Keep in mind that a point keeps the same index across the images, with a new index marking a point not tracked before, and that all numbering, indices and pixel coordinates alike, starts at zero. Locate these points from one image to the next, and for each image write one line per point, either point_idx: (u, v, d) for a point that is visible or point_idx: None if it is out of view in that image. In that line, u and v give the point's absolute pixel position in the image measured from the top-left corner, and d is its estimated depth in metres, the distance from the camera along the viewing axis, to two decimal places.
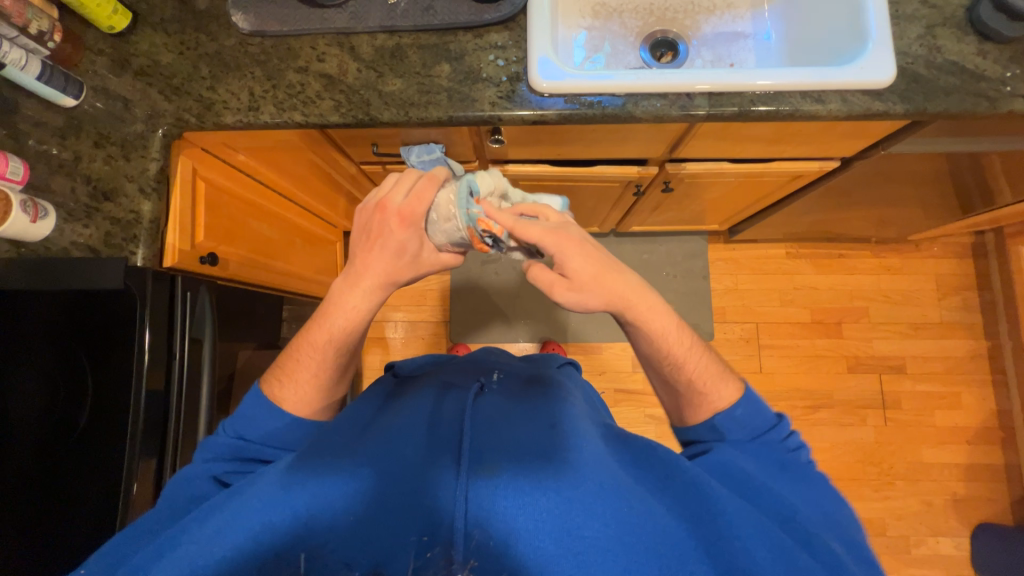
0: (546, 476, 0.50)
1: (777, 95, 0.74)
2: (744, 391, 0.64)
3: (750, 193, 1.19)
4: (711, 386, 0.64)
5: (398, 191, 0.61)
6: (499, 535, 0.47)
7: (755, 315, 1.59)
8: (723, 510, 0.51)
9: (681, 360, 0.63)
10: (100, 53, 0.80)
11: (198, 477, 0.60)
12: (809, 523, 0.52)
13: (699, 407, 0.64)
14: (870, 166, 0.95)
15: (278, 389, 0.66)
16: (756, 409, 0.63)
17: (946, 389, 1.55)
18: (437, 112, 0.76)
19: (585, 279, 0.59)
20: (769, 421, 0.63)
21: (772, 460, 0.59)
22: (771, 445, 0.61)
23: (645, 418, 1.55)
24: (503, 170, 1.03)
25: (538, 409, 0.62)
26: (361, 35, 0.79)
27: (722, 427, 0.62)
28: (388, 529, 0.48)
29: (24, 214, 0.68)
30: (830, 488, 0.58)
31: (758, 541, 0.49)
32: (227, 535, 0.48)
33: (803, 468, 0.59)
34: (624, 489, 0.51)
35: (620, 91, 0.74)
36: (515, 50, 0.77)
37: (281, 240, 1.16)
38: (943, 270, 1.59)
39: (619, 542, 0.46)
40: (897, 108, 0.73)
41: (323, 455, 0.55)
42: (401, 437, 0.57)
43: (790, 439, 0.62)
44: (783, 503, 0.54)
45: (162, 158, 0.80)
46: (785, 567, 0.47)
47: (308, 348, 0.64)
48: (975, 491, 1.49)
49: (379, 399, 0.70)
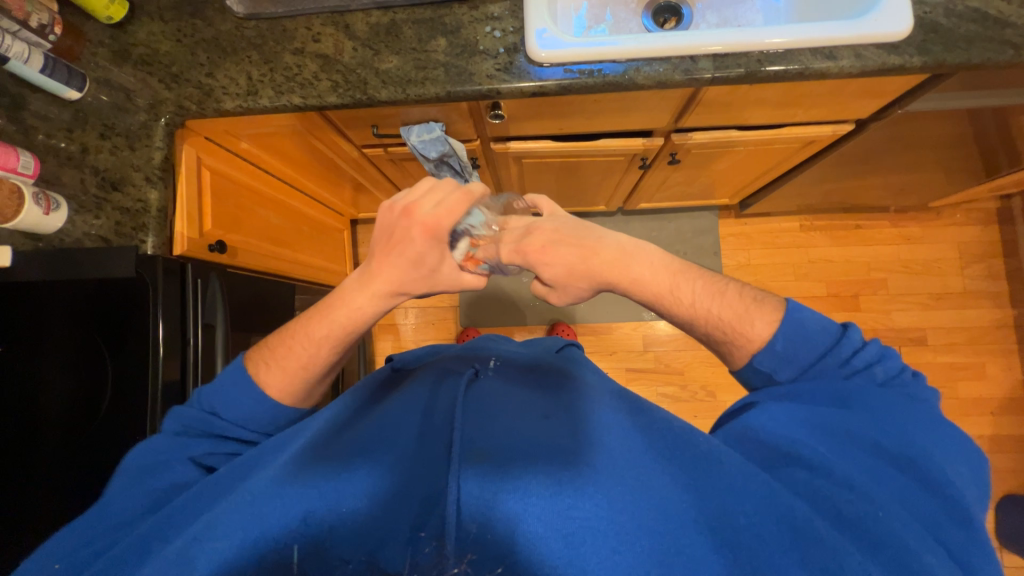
0: (540, 460, 0.51)
1: (786, 54, 0.71)
2: (778, 321, 0.58)
3: (761, 163, 1.15)
4: (737, 329, 0.59)
5: (427, 204, 0.58)
6: (492, 524, 0.47)
7: (768, 290, 1.56)
8: (731, 484, 0.49)
9: (692, 319, 0.61)
10: (100, 45, 0.80)
11: (177, 458, 0.61)
12: (850, 479, 0.48)
13: (736, 353, 0.60)
14: (887, 127, 0.91)
15: (264, 372, 0.66)
16: (802, 336, 0.57)
17: (969, 360, 1.50)
18: (435, 88, 0.75)
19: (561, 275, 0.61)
20: (833, 337, 0.57)
21: (828, 397, 0.54)
22: (823, 377, 0.56)
23: (657, 397, 1.54)
24: (505, 148, 1.01)
25: (530, 397, 0.62)
26: (355, 13, 0.78)
27: (772, 368, 0.58)
28: (384, 520, 0.49)
29: (37, 207, 0.70)
30: (913, 414, 0.52)
31: (766, 513, 0.47)
32: (222, 529, 0.48)
33: (863, 393, 0.54)
34: (620, 466, 0.50)
35: (621, 57, 0.72)
36: (511, 20, 0.76)
37: (290, 227, 1.17)
38: (965, 238, 1.53)
39: (612, 524, 0.46)
40: (914, 61, 0.70)
41: (321, 448, 0.56)
42: (394, 430, 0.58)
43: (855, 358, 0.56)
44: (822, 458, 0.50)
45: (165, 146, 0.81)
46: (796, 534, 0.45)
47: (302, 338, 0.64)
48: (1000, 463, 1.46)
49: (371, 390, 0.70)
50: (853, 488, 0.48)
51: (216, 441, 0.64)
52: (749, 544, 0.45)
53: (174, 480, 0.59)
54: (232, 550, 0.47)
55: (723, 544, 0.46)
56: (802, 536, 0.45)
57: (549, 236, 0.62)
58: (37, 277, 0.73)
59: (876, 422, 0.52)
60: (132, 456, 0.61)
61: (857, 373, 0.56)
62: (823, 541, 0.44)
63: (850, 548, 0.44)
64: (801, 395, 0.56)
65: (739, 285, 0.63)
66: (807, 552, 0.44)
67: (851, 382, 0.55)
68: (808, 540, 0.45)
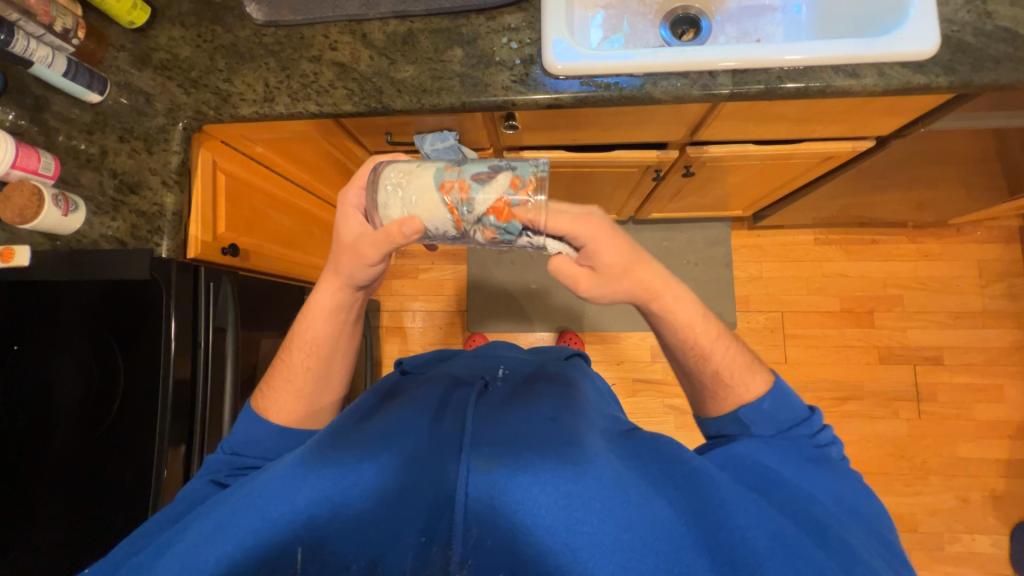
0: (547, 468, 0.50)
1: (806, 71, 0.70)
2: (771, 386, 0.62)
3: (776, 176, 1.14)
4: (738, 378, 0.62)
5: (397, 164, 0.58)
6: (497, 531, 0.48)
7: (781, 304, 1.54)
8: (723, 500, 0.50)
9: (709, 351, 0.62)
10: (122, 49, 0.82)
11: (199, 482, 0.62)
12: (827, 513, 0.51)
13: (723, 400, 0.63)
14: (907, 145, 0.90)
15: (263, 398, 0.69)
16: (785, 401, 0.61)
17: (986, 381, 1.47)
18: (450, 98, 0.74)
19: (612, 272, 0.55)
20: (800, 415, 0.60)
21: (802, 451, 0.57)
22: (798, 441, 0.58)
23: (664, 409, 1.53)
24: (518, 157, 1.01)
25: (539, 402, 0.61)
26: (373, 22, 0.78)
27: (750, 420, 0.60)
28: (389, 526, 0.49)
29: (56, 208, 0.71)
30: (862, 482, 0.57)
31: (761, 529, 0.48)
32: (230, 532, 0.49)
33: (830, 459, 0.57)
34: (625, 481, 0.50)
35: (639, 71, 0.71)
36: (529, 32, 0.75)
37: (303, 230, 1.18)
38: (986, 256, 1.50)
39: (614, 539, 0.46)
40: (940, 81, 0.68)
41: (328, 446, 0.55)
42: (401, 428, 0.57)
43: (820, 435, 0.60)
44: (800, 494, 0.52)
45: (183, 150, 0.80)
46: (788, 557, 0.46)
47: (288, 354, 0.69)
48: (1017, 488, 1.42)
49: (381, 393, 0.70)
50: (830, 521, 0.50)
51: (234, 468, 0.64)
52: (747, 561, 0.46)
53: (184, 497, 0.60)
54: (241, 547, 0.48)
55: (725, 564, 0.46)
56: (795, 553, 0.46)
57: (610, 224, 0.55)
58: (51, 275, 0.75)
59: (839, 479, 0.55)
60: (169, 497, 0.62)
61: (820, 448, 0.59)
62: (811, 563, 0.46)
63: (835, 568, 0.46)
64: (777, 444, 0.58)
65: (744, 346, 0.66)
66: (798, 566, 0.45)
67: (820, 451, 0.58)
68: (799, 558, 0.46)
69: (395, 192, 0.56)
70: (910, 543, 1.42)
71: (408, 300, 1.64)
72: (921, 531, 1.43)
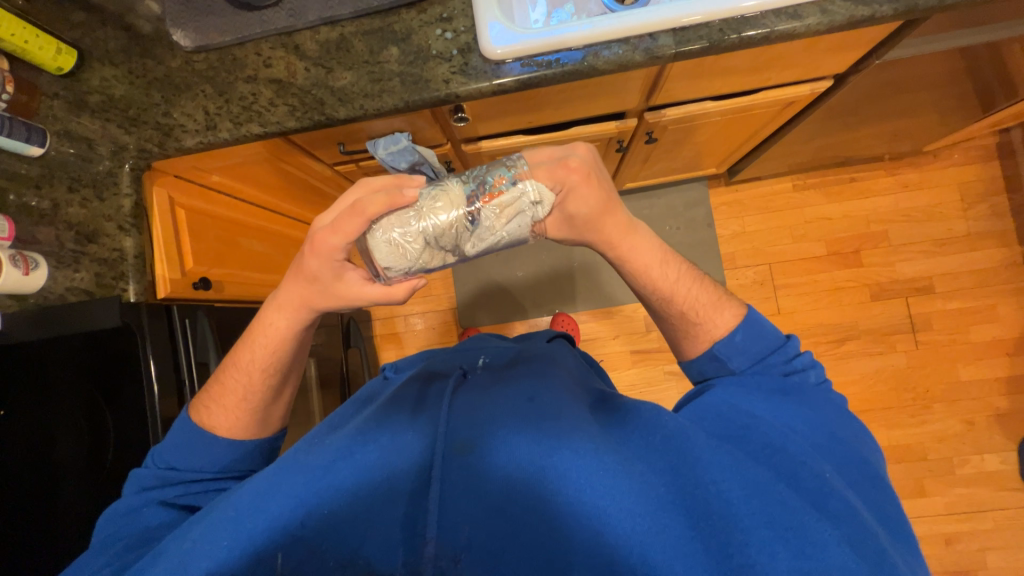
0: (521, 443, 0.50)
1: (749, 20, 0.68)
2: (743, 317, 0.62)
3: (742, 129, 1.12)
4: (708, 314, 0.62)
5: (388, 258, 0.57)
6: (480, 521, 0.48)
7: (767, 256, 1.53)
8: (699, 457, 0.49)
9: (678, 287, 0.62)
10: (55, 96, 0.78)
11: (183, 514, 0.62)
12: (801, 451, 0.50)
13: (697, 338, 0.63)
14: (867, 80, 0.88)
15: (208, 416, 0.66)
16: (758, 331, 0.61)
17: (980, 303, 1.47)
18: (392, 99, 0.73)
19: (579, 217, 0.58)
20: (774, 342, 0.60)
21: (770, 385, 0.56)
22: (770, 369, 0.59)
23: (665, 375, 1.54)
24: (477, 148, 1.00)
25: (516, 383, 0.60)
26: (304, 32, 0.76)
27: (724, 356, 0.60)
28: (369, 521, 0.49)
29: (16, 269, 0.70)
30: (838, 406, 0.56)
31: (734, 479, 0.47)
32: (212, 543, 0.48)
33: (801, 386, 0.57)
34: (602, 450, 0.49)
35: (578, 44, 0.69)
36: (461, 20, 0.73)
37: (271, 251, 1.18)
38: (965, 178, 1.48)
39: (592, 506, 0.46)
40: (885, 9, 0.66)
41: (301, 452, 0.55)
42: (380, 428, 0.55)
43: (796, 359, 0.60)
44: (773, 432, 0.51)
45: (134, 192, 0.82)
46: (760, 499, 0.46)
47: (236, 371, 0.65)
48: (1020, 403, 1.43)
49: (353, 407, 0.69)
50: (801, 458, 0.49)
51: (184, 485, 0.63)
52: (721, 514, 0.46)
53: (147, 524, 0.59)
54: (220, 559, 0.47)
55: (702, 521, 0.46)
56: (767, 496, 0.46)
57: (564, 179, 0.56)
58: (25, 336, 0.73)
59: (810, 410, 0.54)
60: (105, 517, 0.60)
61: (796, 372, 0.59)
62: (782, 503, 0.45)
63: (804, 505, 0.46)
64: (749, 382, 0.57)
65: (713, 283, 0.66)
66: (771, 511, 0.45)
67: (790, 378, 0.58)
68: (771, 500, 0.46)
69: (388, 244, 0.56)
70: (921, 471, 1.44)
71: (398, 305, 1.63)
72: (930, 459, 1.44)
